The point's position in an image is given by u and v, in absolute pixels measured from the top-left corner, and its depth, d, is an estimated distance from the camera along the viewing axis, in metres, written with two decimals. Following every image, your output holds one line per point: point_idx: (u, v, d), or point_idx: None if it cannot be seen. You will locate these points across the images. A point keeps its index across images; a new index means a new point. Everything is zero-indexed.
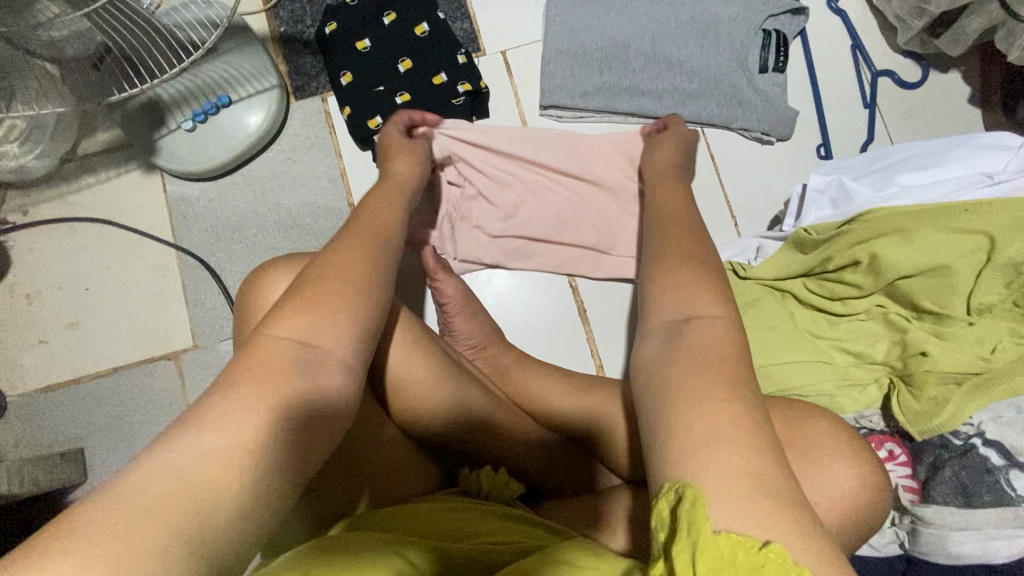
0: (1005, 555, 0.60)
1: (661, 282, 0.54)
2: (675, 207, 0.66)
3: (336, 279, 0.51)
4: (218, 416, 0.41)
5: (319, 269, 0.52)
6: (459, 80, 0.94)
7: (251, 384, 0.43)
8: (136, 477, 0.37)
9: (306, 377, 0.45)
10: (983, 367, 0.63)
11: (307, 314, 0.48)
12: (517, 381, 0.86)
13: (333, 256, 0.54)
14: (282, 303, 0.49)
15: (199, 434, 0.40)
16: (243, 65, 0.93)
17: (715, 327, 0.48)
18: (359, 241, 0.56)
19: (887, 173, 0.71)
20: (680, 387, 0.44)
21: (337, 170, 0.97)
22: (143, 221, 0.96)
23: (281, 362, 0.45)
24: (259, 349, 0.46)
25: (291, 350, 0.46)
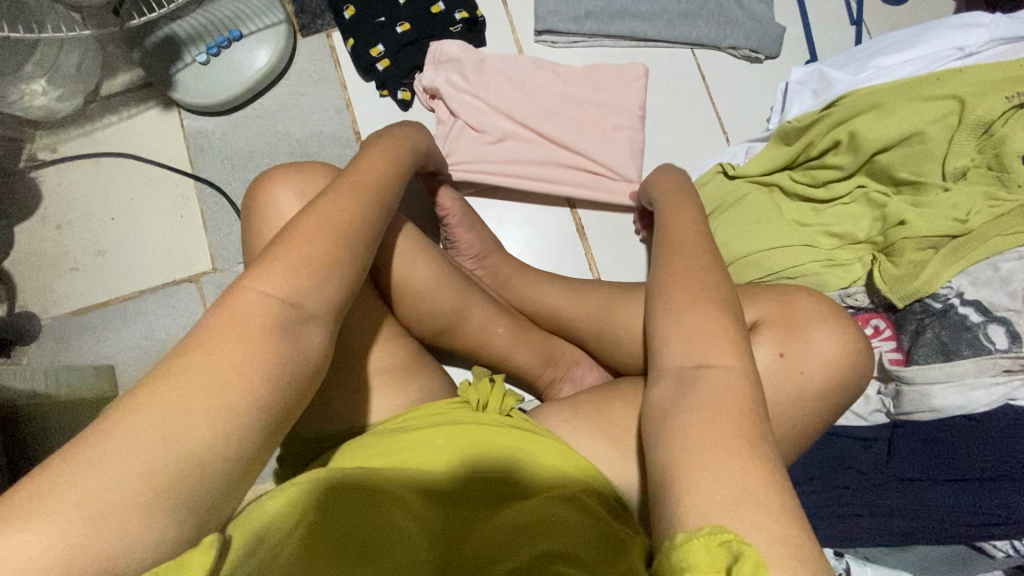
0: (984, 404, 0.63)
1: (676, 330, 0.57)
2: (683, 234, 0.68)
3: (311, 249, 0.52)
4: (186, 376, 0.42)
5: (296, 240, 0.52)
6: (457, 9, 0.99)
7: (232, 339, 0.45)
8: (113, 445, 0.39)
9: (290, 338, 0.48)
10: (959, 229, 0.66)
11: (295, 272, 0.50)
12: (517, 288, 0.90)
13: (309, 226, 0.53)
14: (271, 264, 0.50)
15: (166, 395, 0.41)
16: (252, 2, 0.99)
17: (725, 384, 0.52)
18: (359, 211, 0.57)
19: (865, 60, 0.75)
20: (696, 438, 0.49)
21: (343, 101, 1.02)
22: (163, 155, 1.02)
23: (260, 317, 0.47)
24: (239, 303, 0.47)
25: (263, 308, 0.48)
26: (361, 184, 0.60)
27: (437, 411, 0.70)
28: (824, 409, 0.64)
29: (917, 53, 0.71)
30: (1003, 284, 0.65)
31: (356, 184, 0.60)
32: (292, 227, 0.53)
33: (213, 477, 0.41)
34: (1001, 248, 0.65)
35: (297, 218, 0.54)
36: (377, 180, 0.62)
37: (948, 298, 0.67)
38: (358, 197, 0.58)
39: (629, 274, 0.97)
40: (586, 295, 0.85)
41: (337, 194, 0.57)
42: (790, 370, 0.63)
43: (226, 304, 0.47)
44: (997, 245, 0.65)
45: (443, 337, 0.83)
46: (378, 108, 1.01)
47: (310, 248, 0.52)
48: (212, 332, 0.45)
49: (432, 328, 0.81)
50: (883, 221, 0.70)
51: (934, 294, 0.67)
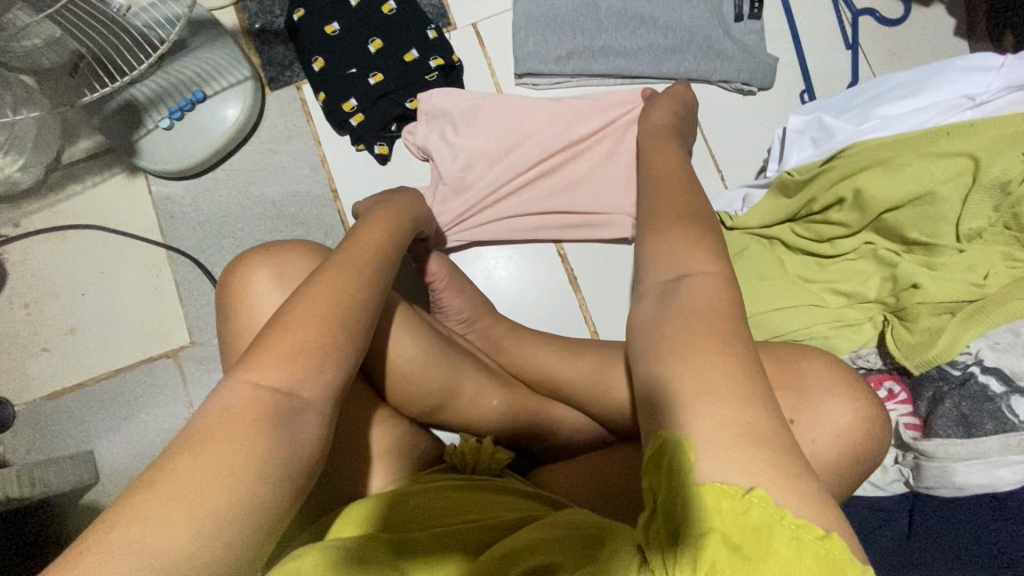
0: (1010, 483, 0.59)
1: (659, 247, 0.55)
2: (670, 167, 0.66)
3: (309, 331, 0.47)
4: (199, 455, 0.40)
5: (297, 304, 0.49)
6: (432, 55, 0.94)
7: (234, 418, 0.42)
8: (135, 518, 0.38)
9: (283, 428, 0.43)
10: (977, 294, 0.62)
11: (285, 360, 0.45)
12: (511, 351, 0.86)
13: (307, 297, 0.50)
14: (263, 352, 0.46)
15: (176, 479, 0.39)
16: (215, 59, 0.94)
17: (708, 288, 0.50)
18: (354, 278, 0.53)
19: (868, 106, 0.70)
20: (674, 339, 0.47)
21: (317, 157, 0.97)
22: (133, 223, 0.97)
23: (246, 407, 0.43)
24: (234, 396, 0.43)
25: (246, 407, 0.43)
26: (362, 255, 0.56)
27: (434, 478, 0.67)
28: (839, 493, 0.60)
29: (926, 101, 0.66)
30: None
31: (351, 258, 0.55)
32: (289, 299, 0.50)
33: (246, 519, 0.40)
34: (1023, 313, 0.61)
35: (292, 299, 0.49)
36: (365, 254, 0.57)
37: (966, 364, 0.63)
38: (364, 268, 0.55)
39: (627, 326, 0.93)
40: (583, 359, 0.81)
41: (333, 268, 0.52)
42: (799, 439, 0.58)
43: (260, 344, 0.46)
44: (1019, 309, 0.61)
45: (432, 414, 0.77)
46: (355, 162, 0.96)
47: (314, 307, 0.48)
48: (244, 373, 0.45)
49: (422, 410, 0.75)
50: (894, 280, 0.66)
51: (952, 361, 0.63)
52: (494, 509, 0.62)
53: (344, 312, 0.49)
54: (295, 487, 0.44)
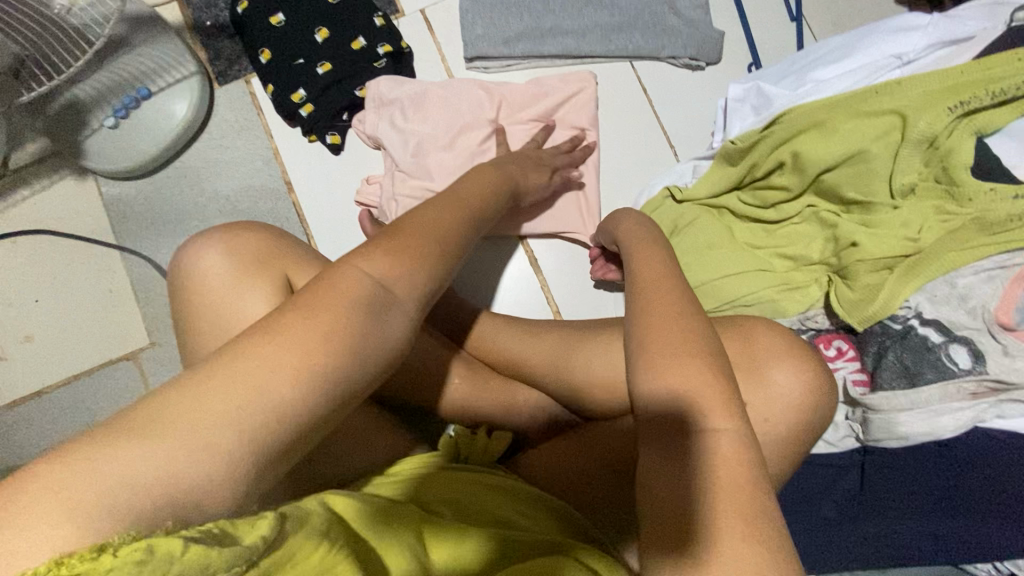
0: (952, 430, 0.61)
1: (667, 373, 0.50)
2: (659, 270, 0.59)
3: (413, 249, 0.49)
4: (268, 348, 0.38)
5: (335, 294, 0.43)
6: (380, 42, 0.93)
7: (306, 321, 0.40)
8: (192, 395, 0.35)
9: (367, 339, 0.42)
10: (912, 248, 0.63)
11: (395, 269, 0.47)
12: (473, 335, 0.86)
13: (347, 291, 0.43)
14: (373, 250, 0.48)
15: (235, 370, 0.37)
16: (159, 55, 0.93)
17: (724, 448, 0.46)
18: (417, 281, 0.48)
19: (804, 71, 0.71)
20: (696, 502, 0.44)
21: (270, 150, 0.96)
22: (85, 226, 0.96)
23: (347, 301, 0.43)
24: (333, 284, 0.43)
25: (355, 298, 0.43)
26: (423, 241, 0.50)
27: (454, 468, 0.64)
28: (792, 453, 0.60)
29: (856, 63, 0.68)
30: (961, 301, 0.62)
31: (404, 247, 0.49)
32: (322, 279, 0.44)
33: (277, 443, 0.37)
34: (956, 264, 0.62)
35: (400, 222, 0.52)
36: (467, 198, 0.60)
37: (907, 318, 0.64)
38: (424, 252, 0.50)
39: (590, 304, 0.94)
40: (543, 338, 0.81)
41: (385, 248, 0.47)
42: (752, 420, 0.58)
43: (284, 310, 0.41)
44: (951, 261, 0.62)
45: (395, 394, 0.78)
46: (309, 154, 0.96)
47: (407, 250, 0.49)
48: (264, 336, 0.39)
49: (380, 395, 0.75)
50: (835, 241, 0.67)
51: (893, 315, 0.65)
52: (522, 505, 0.61)
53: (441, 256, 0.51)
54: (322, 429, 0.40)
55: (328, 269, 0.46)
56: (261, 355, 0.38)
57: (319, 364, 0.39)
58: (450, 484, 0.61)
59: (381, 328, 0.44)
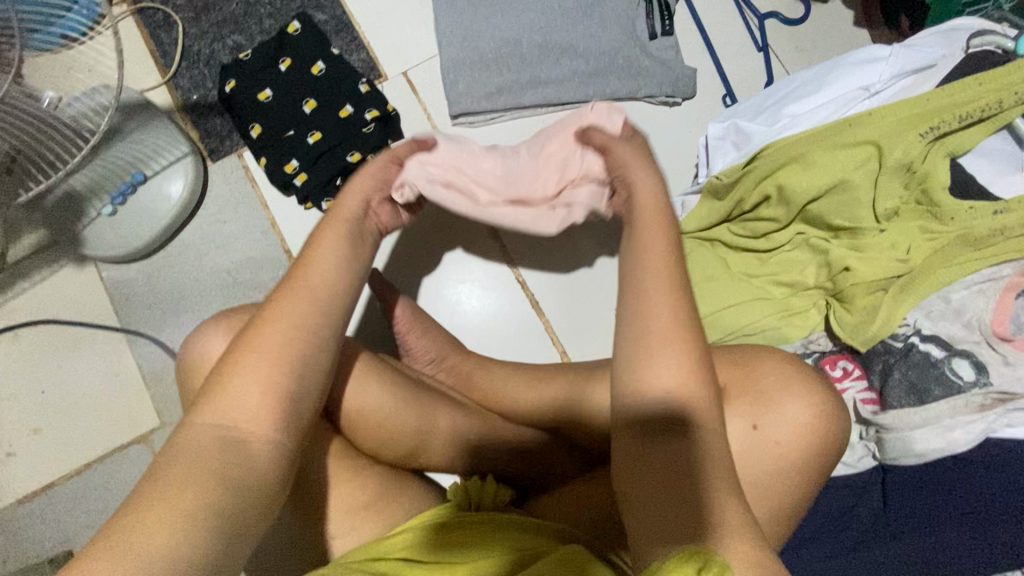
0: (966, 443, 0.62)
1: (647, 378, 0.50)
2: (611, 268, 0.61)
3: (270, 350, 0.52)
4: (142, 507, 0.43)
5: (194, 446, 0.47)
6: (366, 108, 0.96)
7: (183, 467, 0.46)
8: (87, 566, 0.40)
9: (235, 454, 0.48)
10: (903, 269, 0.65)
11: (246, 385, 0.50)
12: (484, 385, 0.87)
13: (199, 441, 0.48)
14: (227, 377, 0.51)
15: (122, 529, 0.42)
16: (151, 140, 0.94)
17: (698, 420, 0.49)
18: (276, 393, 0.51)
19: (778, 107, 0.74)
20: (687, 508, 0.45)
21: (267, 220, 0.98)
22: (87, 313, 0.96)
23: (209, 444, 0.48)
24: (190, 431, 0.49)
25: (213, 438, 0.48)
26: (276, 338, 0.53)
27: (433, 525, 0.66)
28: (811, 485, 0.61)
29: (827, 97, 0.71)
30: (957, 315, 0.64)
31: (263, 351, 0.52)
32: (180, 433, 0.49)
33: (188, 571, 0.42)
34: (950, 280, 0.64)
35: (264, 313, 0.55)
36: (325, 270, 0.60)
37: (906, 337, 0.66)
38: (280, 351, 0.53)
39: (596, 341, 0.95)
40: (552, 382, 0.82)
41: (241, 374, 0.51)
42: (763, 441, 0.60)
43: (160, 470, 0.46)
44: (945, 277, 0.64)
45: (413, 458, 0.78)
46: (305, 222, 0.97)
47: (264, 362, 0.52)
48: (139, 501, 0.43)
49: (400, 453, 0.76)
50: (825, 265, 0.69)
51: (894, 334, 0.66)
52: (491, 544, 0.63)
53: (298, 343, 0.54)
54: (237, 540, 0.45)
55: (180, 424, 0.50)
56: (143, 508, 0.43)
57: (199, 507, 0.44)
58: (430, 540, 0.64)
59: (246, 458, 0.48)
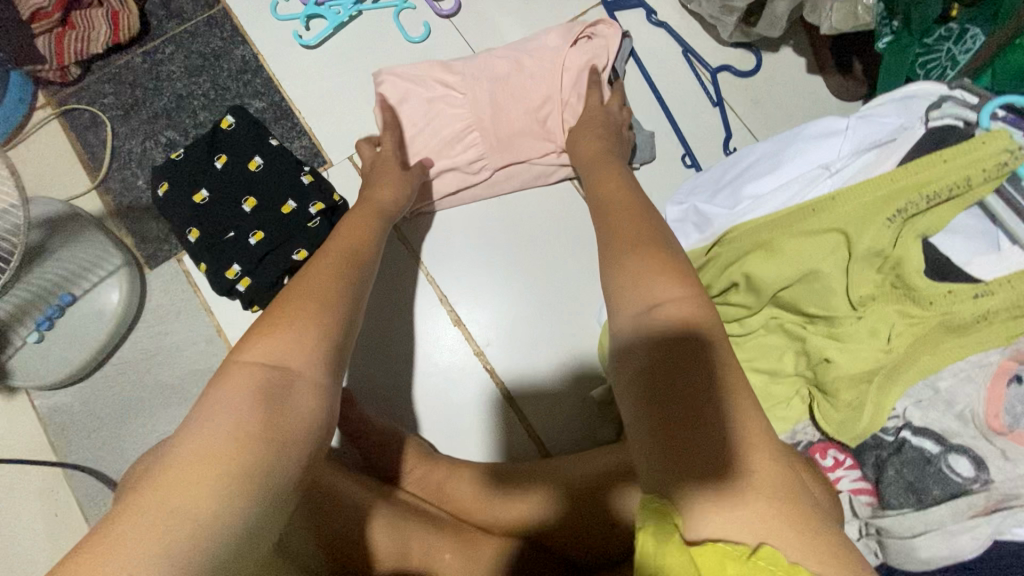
0: (972, 550, 0.56)
1: (645, 299, 0.49)
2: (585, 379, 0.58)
3: (303, 304, 0.51)
4: (185, 460, 0.39)
5: (236, 387, 0.44)
6: (310, 201, 0.91)
7: (228, 405, 0.42)
8: (142, 512, 0.37)
9: (282, 400, 0.44)
10: (885, 359, 0.60)
11: (279, 335, 0.48)
12: (458, 492, 0.81)
13: (240, 381, 0.44)
14: (267, 327, 0.49)
15: (166, 480, 0.38)
16: (78, 257, 0.87)
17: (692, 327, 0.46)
18: (314, 344, 0.48)
19: (736, 185, 0.70)
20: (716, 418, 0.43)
21: (213, 328, 0.91)
22: (18, 446, 0.88)
23: (249, 384, 0.44)
24: (231, 373, 0.45)
25: (256, 377, 0.45)
26: (306, 300, 0.52)
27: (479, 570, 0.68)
28: None
29: (785, 174, 0.67)
30: (948, 406, 0.59)
31: (293, 307, 0.51)
32: (223, 373, 0.45)
33: (237, 524, 0.38)
34: (935, 367, 0.59)
35: (292, 284, 0.54)
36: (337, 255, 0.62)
37: (898, 430, 0.61)
38: (312, 308, 0.51)
39: (575, 428, 0.91)
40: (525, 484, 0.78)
41: (278, 325, 0.48)
42: None
43: (199, 414, 0.42)
44: (929, 365, 0.59)
45: None
46: None
47: (298, 313, 0.50)
48: (181, 449, 0.40)
49: None
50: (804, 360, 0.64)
51: (882, 427, 0.62)
52: None
53: (325, 302, 0.52)
54: (288, 487, 0.42)
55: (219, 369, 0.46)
56: (187, 457, 0.39)
57: (247, 456, 0.40)
58: None
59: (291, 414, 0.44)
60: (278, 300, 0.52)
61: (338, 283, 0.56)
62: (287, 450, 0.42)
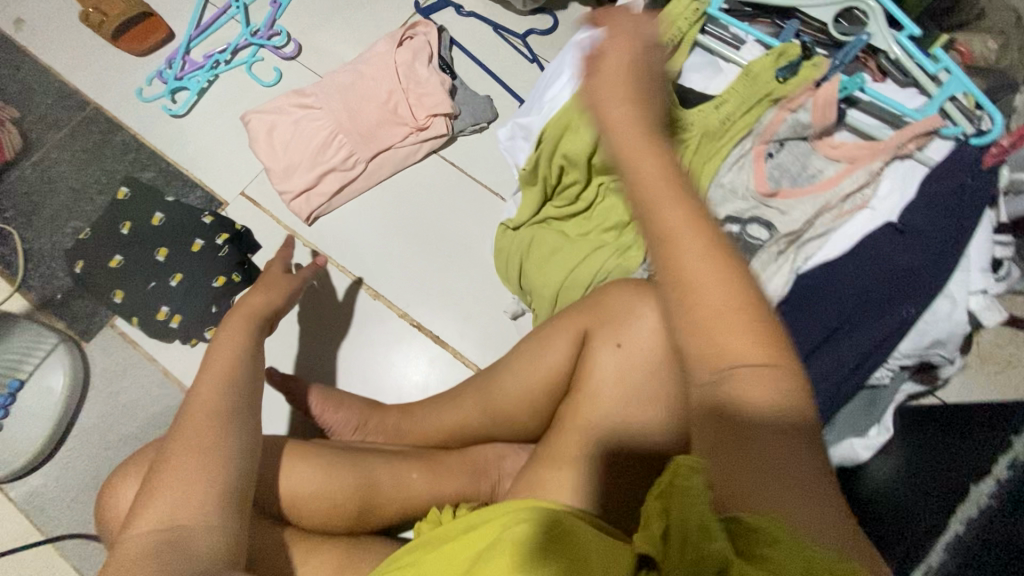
0: (787, 284, 0.70)
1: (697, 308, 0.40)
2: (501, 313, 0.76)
3: (184, 455, 0.56)
4: None
5: (132, 557, 0.50)
6: (216, 235, 1.02)
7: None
8: None
9: (176, 553, 0.50)
10: (680, 175, 0.77)
11: (163, 498, 0.53)
12: (412, 427, 0.89)
13: (137, 549, 0.51)
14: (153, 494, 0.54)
15: None
16: (19, 344, 0.97)
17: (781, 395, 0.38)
18: (200, 492, 0.54)
19: (539, 97, 0.88)
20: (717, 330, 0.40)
21: (160, 372, 0.99)
22: (4, 539, 0.92)
23: (143, 555, 0.50)
24: (125, 548, 0.51)
25: (144, 548, 0.51)
26: (187, 444, 0.57)
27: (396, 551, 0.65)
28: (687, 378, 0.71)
29: (567, 74, 0.85)
30: (735, 192, 0.76)
31: (172, 467, 0.55)
32: (114, 551, 0.52)
33: None
34: (715, 169, 0.76)
35: (173, 432, 0.59)
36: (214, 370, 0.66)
37: (710, 224, 0.76)
38: (198, 459, 0.56)
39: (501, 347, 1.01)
40: (462, 400, 0.86)
41: (161, 485, 0.54)
42: (624, 354, 0.72)
43: None
44: (711, 169, 0.76)
45: (363, 517, 0.80)
46: (196, 358, 1.00)
47: (180, 473, 0.55)
48: None
49: (349, 516, 0.78)
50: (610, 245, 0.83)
51: None
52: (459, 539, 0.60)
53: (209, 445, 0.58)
54: None
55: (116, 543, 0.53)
56: None
57: None
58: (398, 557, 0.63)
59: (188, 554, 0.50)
60: (167, 442, 0.59)
61: (229, 396, 0.64)
62: None
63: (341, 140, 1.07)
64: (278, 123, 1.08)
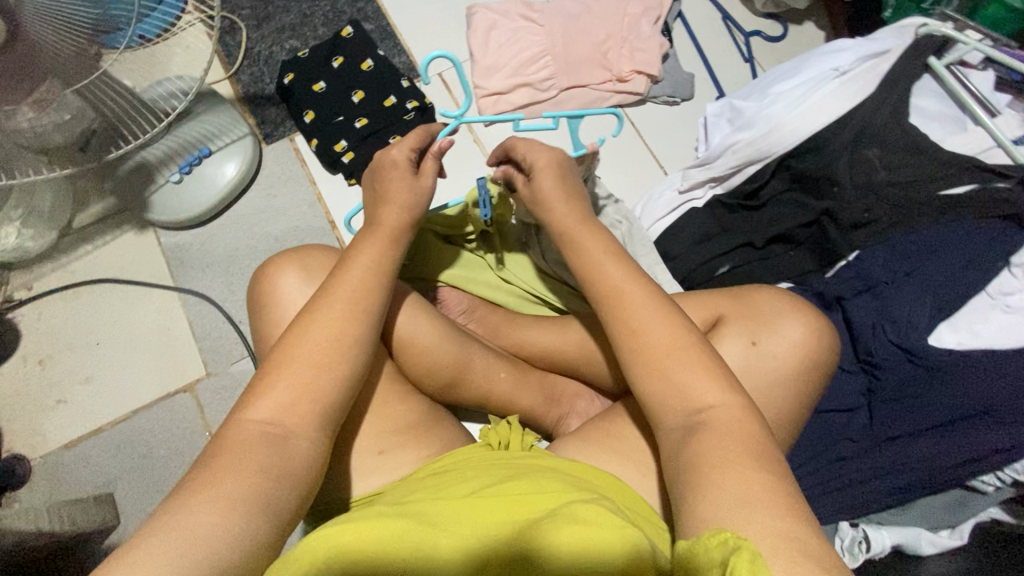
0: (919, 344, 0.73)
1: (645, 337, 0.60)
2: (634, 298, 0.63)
3: (293, 370, 0.55)
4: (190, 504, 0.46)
5: (236, 444, 0.51)
6: (408, 99, 1.10)
7: (222, 466, 0.49)
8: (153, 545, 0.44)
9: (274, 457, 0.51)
10: (868, 218, 0.79)
11: (276, 404, 0.54)
12: (511, 335, 0.94)
13: (241, 441, 0.52)
14: (266, 389, 0.55)
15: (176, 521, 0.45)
16: (216, 120, 1.06)
17: (726, 424, 0.54)
18: (309, 415, 0.54)
19: (764, 88, 0.92)
20: (708, 457, 0.52)
21: (314, 195, 1.09)
22: (145, 273, 1.05)
23: (251, 446, 0.51)
24: (231, 436, 0.52)
25: (251, 441, 0.52)
26: (301, 355, 0.56)
27: (446, 462, 0.70)
28: (811, 401, 0.69)
29: (805, 78, 0.88)
30: (923, 252, 0.75)
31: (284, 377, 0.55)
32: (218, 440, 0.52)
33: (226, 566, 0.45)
34: (909, 226, 0.77)
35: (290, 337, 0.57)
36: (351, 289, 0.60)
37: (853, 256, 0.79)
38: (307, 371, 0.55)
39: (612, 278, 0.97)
40: (569, 330, 0.89)
41: (268, 393, 0.54)
42: (762, 355, 0.68)
43: (203, 468, 0.50)
44: (907, 225, 0.77)
45: (449, 390, 0.85)
46: (347, 198, 1.09)
47: (295, 394, 0.54)
48: (186, 496, 0.47)
49: (438, 383, 0.83)
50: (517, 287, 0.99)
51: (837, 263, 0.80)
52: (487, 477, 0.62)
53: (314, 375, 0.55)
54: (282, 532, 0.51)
55: (223, 425, 0.53)
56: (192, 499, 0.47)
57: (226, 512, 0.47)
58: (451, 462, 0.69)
59: (289, 459, 0.52)
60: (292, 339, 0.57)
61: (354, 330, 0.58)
62: (283, 491, 0.51)
63: (548, 61, 1.11)
64: (499, 24, 1.13)
